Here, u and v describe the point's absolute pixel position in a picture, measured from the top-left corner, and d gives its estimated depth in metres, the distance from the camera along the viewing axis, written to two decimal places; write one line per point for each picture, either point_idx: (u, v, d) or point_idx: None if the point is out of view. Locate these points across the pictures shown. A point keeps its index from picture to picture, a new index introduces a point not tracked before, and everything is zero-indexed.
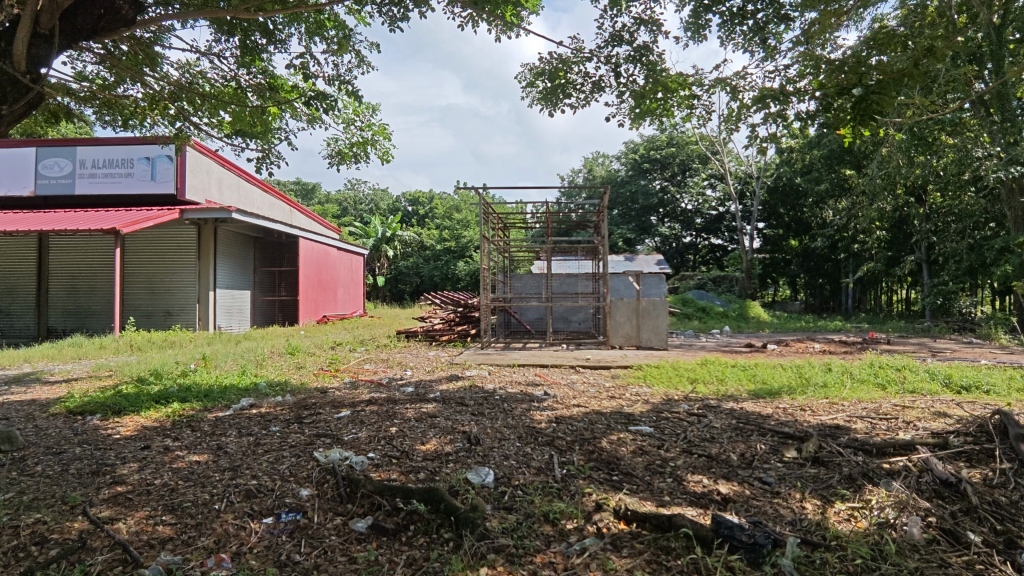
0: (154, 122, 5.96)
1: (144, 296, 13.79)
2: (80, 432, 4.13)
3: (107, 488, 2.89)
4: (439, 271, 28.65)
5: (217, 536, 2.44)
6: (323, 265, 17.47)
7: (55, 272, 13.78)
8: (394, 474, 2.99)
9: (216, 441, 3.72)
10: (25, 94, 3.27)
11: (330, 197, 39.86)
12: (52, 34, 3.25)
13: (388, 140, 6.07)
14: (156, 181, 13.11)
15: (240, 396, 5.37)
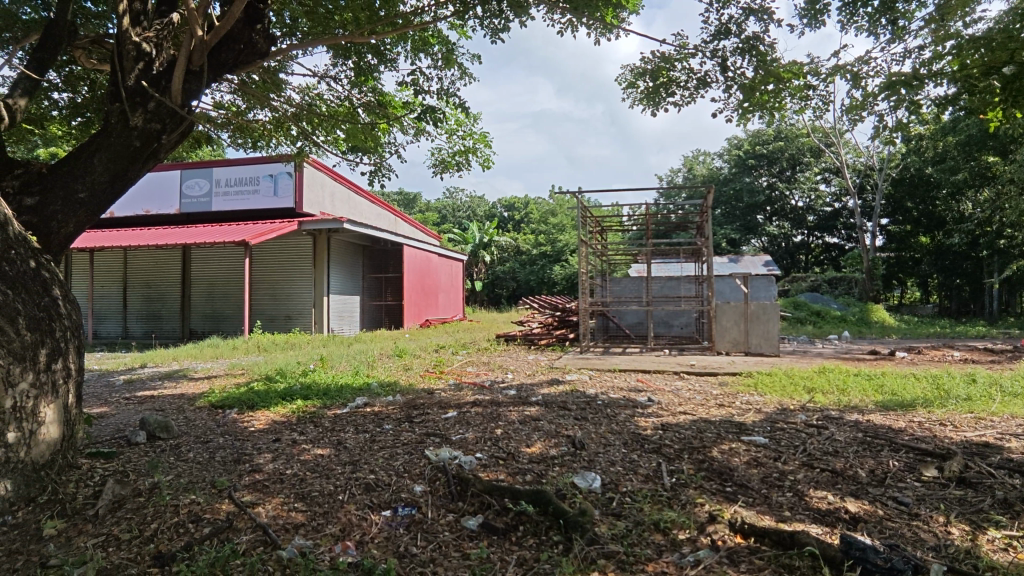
0: (279, 142, 6.53)
1: (268, 302, 15.08)
2: (222, 423, 4.60)
3: (247, 475, 3.20)
4: (535, 276, 28.89)
5: (341, 524, 2.62)
6: (426, 271, 18.21)
7: (196, 280, 15.44)
8: (502, 474, 3.06)
9: (336, 437, 4.00)
10: (180, 125, 3.58)
11: (430, 206, 41.46)
12: (202, 71, 3.67)
13: (489, 147, 6.20)
14: (278, 197, 14.33)
15: (355, 395, 5.73)
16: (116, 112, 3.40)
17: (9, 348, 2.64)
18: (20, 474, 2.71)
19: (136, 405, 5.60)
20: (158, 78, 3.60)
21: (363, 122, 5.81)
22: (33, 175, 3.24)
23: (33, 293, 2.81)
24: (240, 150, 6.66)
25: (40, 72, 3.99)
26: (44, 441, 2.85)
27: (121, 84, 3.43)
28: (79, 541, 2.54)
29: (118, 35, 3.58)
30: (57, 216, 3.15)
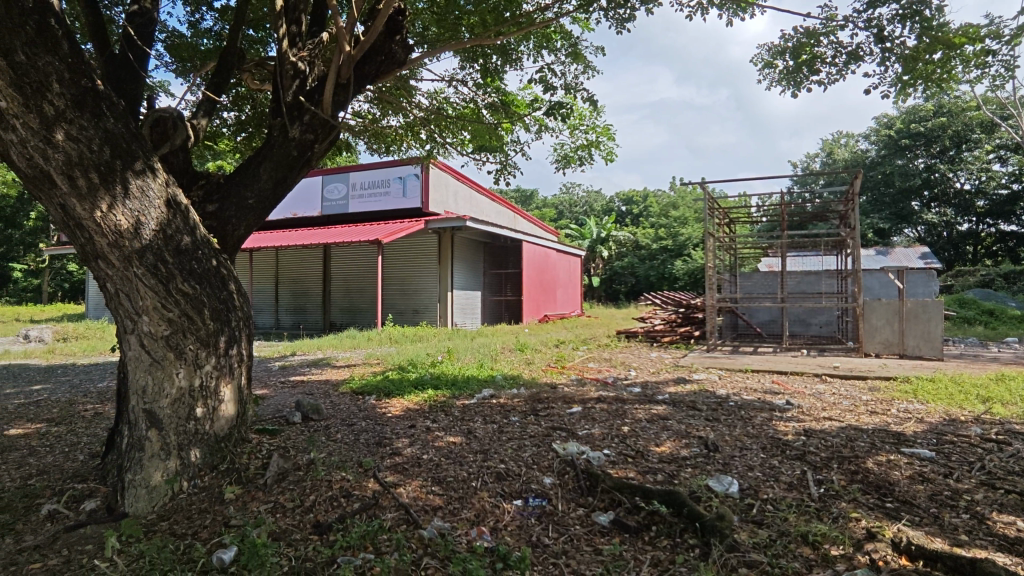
0: (410, 146, 6.93)
1: (399, 297, 16.09)
2: (363, 408, 5.00)
3: (389, 457, 3.44)
4: (655, 271, 28.00)
5: (476, 510, 2.73)
6: (544, 267, 18.40)
7: (336, 276, 16.84)
8: (631, 472, 3.02)
9: (467, 426, 4.18)
10: (330, 132, 3.90)
11: (547, 202, 41.93)
12: (349, 82, 3.98)
13: (612, 139, 6.10)
14: (407, 197, 15.18)
15: (480, 386, 5.95)
16: (278, 126, 3.78)
17: (198, 335, 3.04)
18: (206, 444, 3.12)
19: (290, 389, 6.25)
20: (312, 93, 3.99)
21: (489, 122, 5.97)
22: (213, 186, 3.68)
23: (214, 288, 3.14)
24: (376, 154, 7.14)
25: (217, 94, 4.55)
26: (223, 417, 3.23)
27: (282, 100, 3.82)
28: (253, 506, 2.90)
29: (278, 57, 4.00)
30: (232, 220, 3.57)
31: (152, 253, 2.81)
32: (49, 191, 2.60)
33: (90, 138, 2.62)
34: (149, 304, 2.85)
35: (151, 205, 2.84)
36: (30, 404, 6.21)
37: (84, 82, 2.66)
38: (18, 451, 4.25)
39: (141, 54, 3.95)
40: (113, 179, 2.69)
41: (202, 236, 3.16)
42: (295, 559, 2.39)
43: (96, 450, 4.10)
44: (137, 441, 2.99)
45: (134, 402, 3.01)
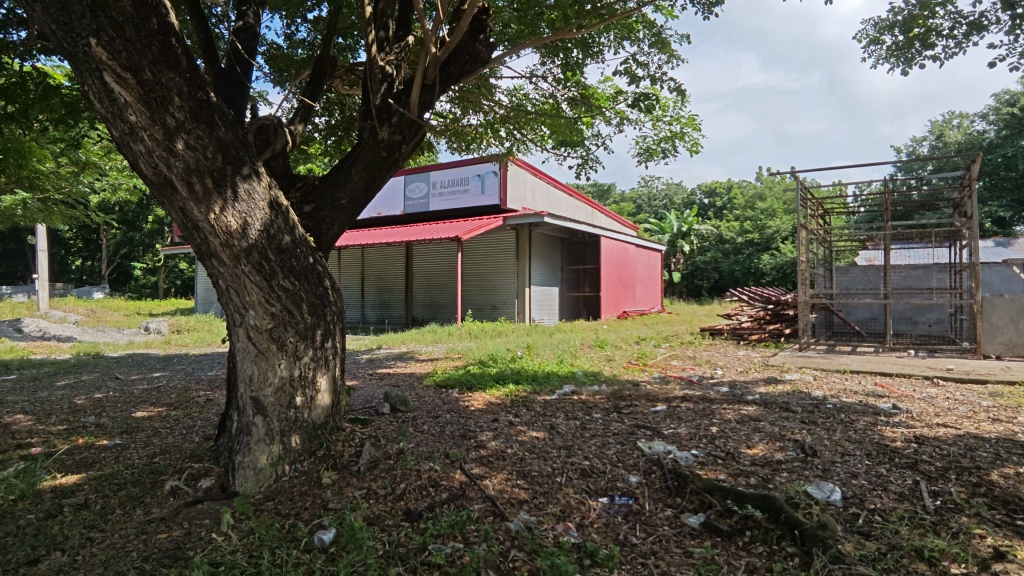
0: (489, 143, 7.01)
1: (478, 293, 16.38)
2: (447, 401, 5.14)
3: (474, 450, 3.52)
4: (740, 266, 26.69)
5: (562, 505, 2.73)
6: (623, 262, 18.08)
7: (418, 273, 17.38)
8: (722, 474, 2.91)
9: (549, 422, 4.19)
10: (417, 133, 4.02)
11: (625, 196, 41.23)
12: (434, 83, 4.09)
13: (697, 130, 5.89)
14: (485, 194, 15.37)
15: (561, 382, 5.95)
16: (368, 128, 3.94)
17: (298, 328, 3.23)
18: (305, 431, 3.31)
19: (378, 381, 6.53)
20: (400, 95, 4.13)
21: (569, 117, 5.93)
22: (309, 187, 3.88)
23: (311, 284, 3.32)
24: (456, 153, 7.29)
25: (312, 100, 4.82)
26: (319, 406, 3.41)
27: (371, 103, 3.98)
28: (349, 491, 3.05)
29: (367, 62, 4.17)
30: (327, 219, 3.75)
31: (257, 251, 3.02)
32: (171, 197, 2.85)
33: (205, 146, 2.84)
34: (255, 299, 3.07)
35: (256, 207, 3.04)
36: (152, 389, 6.86)
37: (199, 95, 2.89)
38: (144, 432, 4.70)
39: (245, 66, 4.25)
40: (224, 183, 2.90)
41: (300, 235, 3.34)
42: (389, 543, 2.49)
43: (209, 434, 4.46)
44: (245, 426, 3.22)
45: (242, 390, 3.25)
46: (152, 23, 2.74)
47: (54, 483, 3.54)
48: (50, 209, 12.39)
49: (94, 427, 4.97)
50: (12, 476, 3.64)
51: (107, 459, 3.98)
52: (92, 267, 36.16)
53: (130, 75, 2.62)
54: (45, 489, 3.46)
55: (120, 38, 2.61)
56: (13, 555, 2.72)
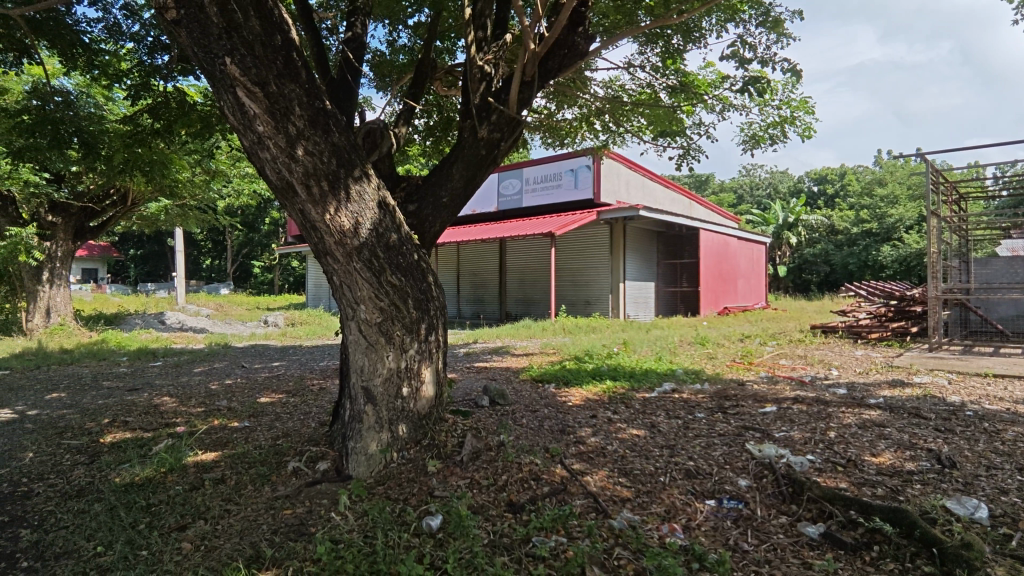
0: (584, 136, 6.95)
1: (572, 288, 16.33)
2: (545, 396, 5.18)
3: (574, 445, 3.51)
4: (855, 258, 24.62)
5: (667, 506, 2.66)
6: (724, 256, 17.27)
7: (511, 268, 17.62)
8: (844, 482, 2.71)
9: (649, 420, 4.09)
10: (516, 129, 4.07)
11: (724, 186, 39.40)
12: (533, 79, 4.11)
13: (810, 113, 5.51)
14: (578, 188, 15.28)
15: (660, 379, 5.80)
16: (468, 128, 4.02)
17: (404, 322, 3.38)
18: (411, 421, 3.45)
19: (476, 375, 6.69)
20: (499, 93, 4.20)
21: (668, 105, 5.74)
22: (412, 187, 4.02)
23: (416, 279, 3.46)
24: (551, 148, 7.29)
25: (415, 102, 5.01)
26: (424, 397, 3.54)
27: (472, 103, 4.08)
28: (454, 480, 3.16)
29: (467, 63, 4.28)
30: (429, 218, 3.87)
31: (367, 249, 3.19)
32: (292, 200, 3.07)
33: (321, 151, 3.03)
34: (365, 294, 3.24)
35: (367, 207, 3.21)
36: (274, 377, 7.50)
37: (316, 103, 3.09)
38: (268, 415, 5.16)
39: (355, 73, 4.50)
40: (338, 185, 3.09)
41: (406, 233, 3.49)
42: (493, 533, 2.55)
43: (323, 419, 4.80)
44: (357, 414, 3.41)
45: (354, 380, 3.44)
46: (276, 39, 2.97)
47: (196, 459, 3.96)
48: (187, 212, 13.95)
49: (226, 410, 5.50)
50: (162, 451, 4.11)
51: (238, 439, 4.39)
52: (219, 266, 40.01)
53: (258, 89, 2.87)
54: (189, 464, 3.88)
55: (250, 56, 2.84)
56: (166, 520, 3.08)
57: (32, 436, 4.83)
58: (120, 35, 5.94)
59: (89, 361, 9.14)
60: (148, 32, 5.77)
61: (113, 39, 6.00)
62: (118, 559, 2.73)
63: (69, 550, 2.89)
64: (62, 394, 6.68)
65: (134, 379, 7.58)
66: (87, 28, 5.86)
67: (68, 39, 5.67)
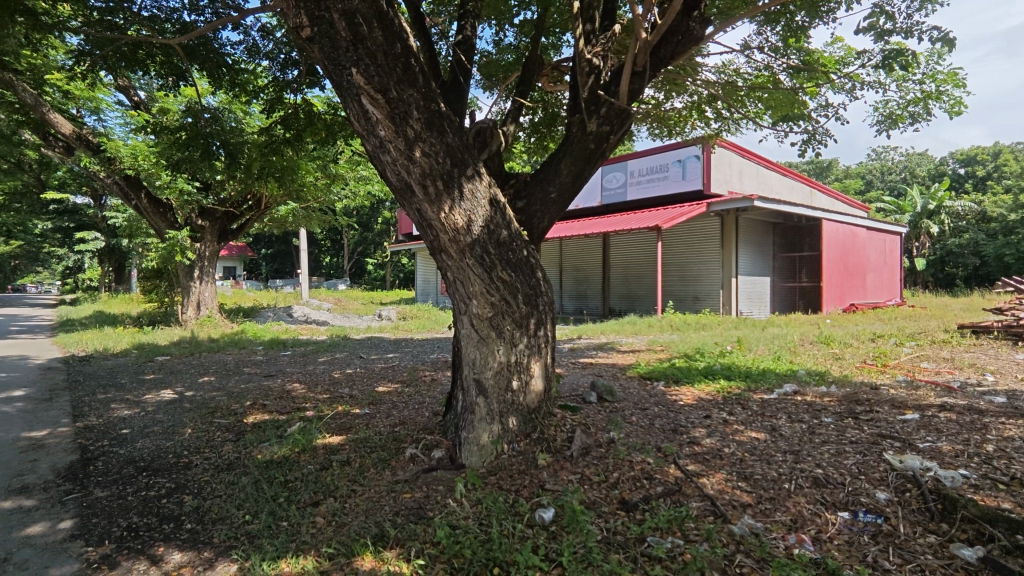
0: (694, 125, 6.69)
1: (680, 284, 15.79)
2: (654, 394, 5.06)
3: (688, 445, 3.41)
4: (1013, 249, 21.56)
5: (793, 515, 2.51)
6: (851, 248, 15.85)
7: (615, 263, 17.35)
8: (1006, 503, 2.40)
9: (770, 422, 3.87)
10: (625, 120, 3.96)
11: (850, 172, 36.16)
12: (644, 69, 4.01)
13: (961, 86, 4.92)
14: (686, 180, 14.66)
15: (780, 380, 5.45)
16: (577, 122, 4.00)
17: (514, 317, 3.45)
18: (521, 414, 3.51)
19: (582, 370, 6.68)
20: (608, 85, 4.14)
21: (788, 87, 5.38)
22: (521, 183, 4.06)
23: (525, 275, 3.50)
24: (659, 138, 7.08)
25: (523, 98, 5.07)
26: (534, 391, 3.57)
27: (580, 96, 4.05)
28: (564, 474, 3.18)
29: (575, 57, 4.27)
30: (538, 214, 3.90)
31: (479, 246, 3.29)
32: (410, 199, 3.23)
33: (436, 152, 3.16)
34: (477, 290, 3.34)
35: (479, 205, 3.30)
36: (390, 368, 7.95)
37: (433, 106, 3.22)
38: (386, 403, 5.48)
39: (467, 75, 4.64)
40: (452, 184, 3.20)
41: (516, 229, 3.54)
42: (607, 530, 2.54)
43: (437, 409, 5.02)
44: (469, 405, 3.52)
45: (466, 372, 3.54)
46: (396, 47, 3.12)
47: (324, 441, 4.30)
48: (311, 214, 15.13)
49: (349, 397, 5.92)
50: (296, 432, 4.51)
51: (361, 424, 4.71)
52: (337, 263, 43.03)
53: (380, 95, 3.03)
54: (319, 445, 4.23)
55: (373, 64, 3.01)
56: (301, 496, 3.37)
57: (190, 414, 5.50)
58: (257, 55, 6.55)
59: (231, 350, 10.23)
60: (281, 50, 6.31)
61: (251, 58, 6.62)
62: (264, 527, 3.03)
63: (224, 516, 3.24)
64: (211, 378, 7.54)
65: (270, 367, 8.38)
66: (230, 50, 6.51)
67: (215, 61, 6.33)
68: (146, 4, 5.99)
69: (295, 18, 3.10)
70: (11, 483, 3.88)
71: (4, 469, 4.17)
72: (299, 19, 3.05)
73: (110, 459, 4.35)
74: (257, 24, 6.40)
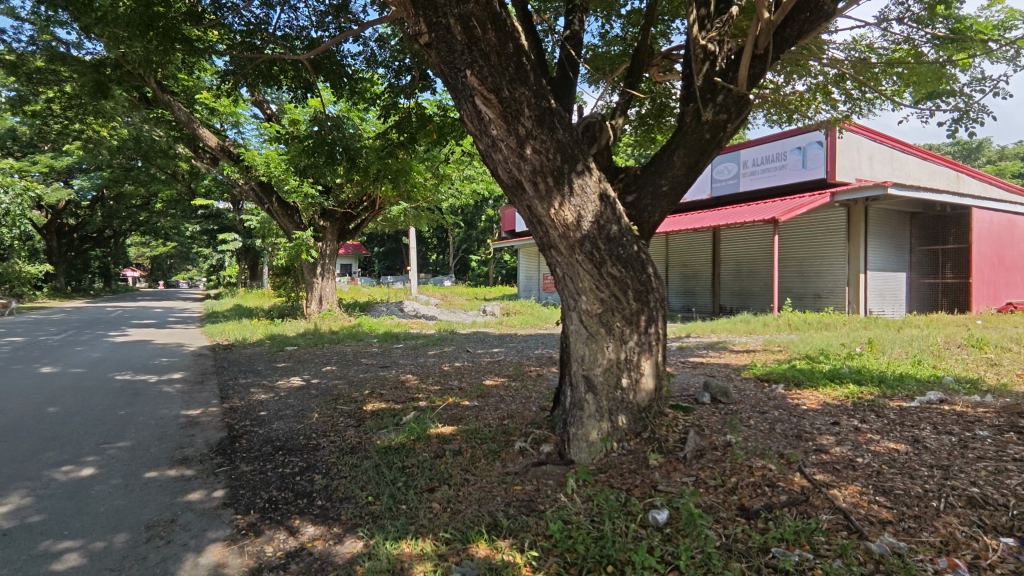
0: (818, 109, 6.22)
1: (799, 280, 14.72)
2: (774, 397, 4.75)
3: (815, 453, 3.19)
4: None
5: (944, 537, 2.27)
6: (1008, 239, 13.91)
7: (726, 258, 16.52)
8: None
9: (912, 433, 3.51)
10: (743, 107, 3.78)
11: (1007, 152, 31.71)
12: (766, 52, 3.82)
13: None
14: (807, 169, 13.60)
15: (922, 387, 4.90)
16: (690, 112, 3.85)
17: (625, 314, 3.39)
18: (631, 412, 3.46)
19: (693, 370, 6.43)
20: (726, 71, 3.93)
21: (933, 59, 4.83)
22: (630, 176, 3.96)
23: (637, 271, 3.43)
24: (778, 124, 6.66)
25: (633, 89, 4.95)
26: (645, 389, 3.51)
27: (694, 85, 3.90)
28: (678, 476, 3.08)
29: (689, 44, 4.12)
30: (648, 208, 3.80)
31: (589, 242, 3.27)
32: (521, 197, 3.28)
33: (547, 149, 3.18)
34: (587, 286, 3.32)
35: (589, 200, 3.29)
36: (495, 362, 8.13)
37: (543, 103, 3.23)
38: (493, 397, 5.62)
39: (575, 68, 4.62)
40: (562, 180, 3.22)
41: (626, 224, 3.48)
42: (726, 536, 2.44)
43: (543, 404, 5.07)
44: (577, 401, 3.50)
45: (575, 368, 3.52)
46: (509, 47, 3.16)
47: (437, 431, 4.49)
48: (421, 214, 15.81)
49: (459, 389, 6.13)
50: (411, 421, 4.74)
51: (470, 416, 4.86)
52: (443, 260, 44.73)
53: (493, 95, 3.09)
54: (432, 434, 4.41)
55: (487, 65, 3.08)
56: (418, 482, 3.54)
57: (317, 400, 5.97)
58: (375, 64, 6.94)
59: (349, 342, 10.96)
60: (396, 58, 6.65)
61: (370, 68, 7.04)
62: (385, 508, 3.22)
63: (349, 496, 3.49)
64: (333, 368, 8.13)
65: (384, 358, 8.88)
66: (350, 61, 6.96)
67: (338, 73, 6.80)
68: (280, 24, 6.55)
69: (414, 25, 3.25)
70: (174, 454, 4.43)
71: (168, 441, 4.77)
72: (418, 27, 3.20)
73: (252, 437, 4.85)
74: (375, 35, 6.79)
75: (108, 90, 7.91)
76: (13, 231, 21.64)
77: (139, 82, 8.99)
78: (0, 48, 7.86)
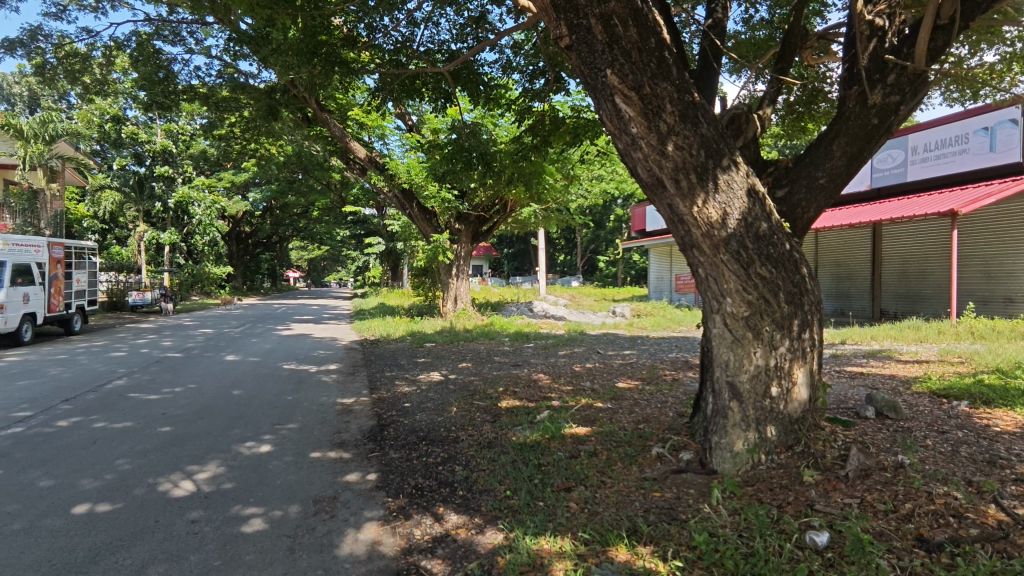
0: (1014, 81, 5.33)
1: (985, 281, 12.71)
2: (955, 415, 4.15)
3: (1013, 483, 2.75)
4: None
5: None
6: None
7: (890, 257, 14.75)
8: None
9: None
10: (920, 87, 3.37)
11: None
12: (950, 24, 3.39)
13: None
14: (996, 152, 11.73)
15: None
16: (855, 95, 3.50)
17: (774, 317, 3.16)
18: (782, 423, 3.21)
19: (852, 381, 5.80)
20: (899, 48, 3.52)
21: None
22: (781, 170, 3.68)
23: (789, 271, 3.19)
24: (963, 101, 5.80)
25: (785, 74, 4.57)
26: (797, 400, 3.24)
27: (858, 65, 3.55)
28: (838, 496, 2.81)
29: (853, 21, 3.77)
30: (802, 202, 3.50)
31: (736, 240, 3.10)
32: (662, 194, 3.17)
33: (691, 144, 3.06)
34: (733, 287, 3.13)
35: (736, 196, 3.11)
36: (627, 364, 7.97)
37: (687, 97, 3.12)
38: (628, 400, 5.52)
39: (719, 56, 4.40)
40: (706, 176, 3.08)
41: (777, 221, 3.24)
42: (901, 569, 2.19)
43: (681, 410, 4.88)
44: (721, 409, 3.32)
45: (718, 373, 3.35)
46: (651, 42, 3.09)
47: (571, 431, 4.51)
48: (550, 215, 15.97)
49: (591, 390, 6.10)
50: (545, 420, 4.81)
51: (604, 418, 4.81)
52: (571, 261, 44.94)
53: (634, 93, 3.04)
54: (566, 434, 4.44)
55: (628, 63, 3.03)
56: (554, 480, 3.58)
57: (455, 395, 6.27)
58: (510, 70, 7.14)
59: (482, 340, 11.37)
60: (530, 63, 6.81)
61: (505, 74, 7.25)
62: (523, 504, 3.30)
63: (488, 488, 3.62)
64: (469, 364, 8.48)
65: (517, 357, 9.11)
66: (487, 69, 7.22)
67: (475, 81, 7.09)
68: (423, 41, 7.01)
69: (555, 29, 3.28)
70: (334, 438, 4.90)
71: (328, 426, 5.29)
72: (559, 30, 3.23)
73: (399, 427, 5.21)
74: (510, 42, 7.00)
75: (278, 112, 8.97)
76: (204, 238, 25.28)
77: (302, 104, 10.09)
78: (196, 83, 9.24)
